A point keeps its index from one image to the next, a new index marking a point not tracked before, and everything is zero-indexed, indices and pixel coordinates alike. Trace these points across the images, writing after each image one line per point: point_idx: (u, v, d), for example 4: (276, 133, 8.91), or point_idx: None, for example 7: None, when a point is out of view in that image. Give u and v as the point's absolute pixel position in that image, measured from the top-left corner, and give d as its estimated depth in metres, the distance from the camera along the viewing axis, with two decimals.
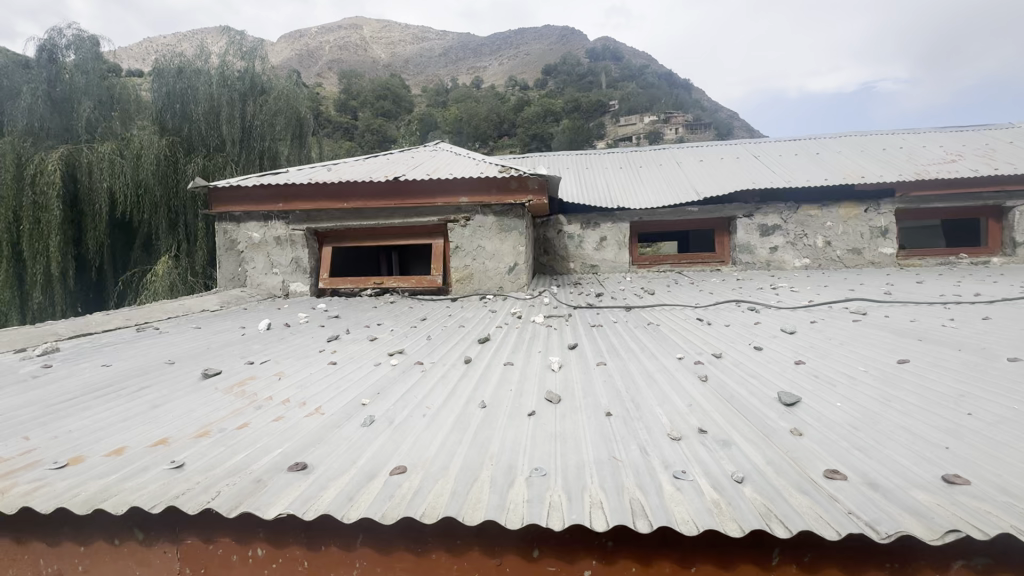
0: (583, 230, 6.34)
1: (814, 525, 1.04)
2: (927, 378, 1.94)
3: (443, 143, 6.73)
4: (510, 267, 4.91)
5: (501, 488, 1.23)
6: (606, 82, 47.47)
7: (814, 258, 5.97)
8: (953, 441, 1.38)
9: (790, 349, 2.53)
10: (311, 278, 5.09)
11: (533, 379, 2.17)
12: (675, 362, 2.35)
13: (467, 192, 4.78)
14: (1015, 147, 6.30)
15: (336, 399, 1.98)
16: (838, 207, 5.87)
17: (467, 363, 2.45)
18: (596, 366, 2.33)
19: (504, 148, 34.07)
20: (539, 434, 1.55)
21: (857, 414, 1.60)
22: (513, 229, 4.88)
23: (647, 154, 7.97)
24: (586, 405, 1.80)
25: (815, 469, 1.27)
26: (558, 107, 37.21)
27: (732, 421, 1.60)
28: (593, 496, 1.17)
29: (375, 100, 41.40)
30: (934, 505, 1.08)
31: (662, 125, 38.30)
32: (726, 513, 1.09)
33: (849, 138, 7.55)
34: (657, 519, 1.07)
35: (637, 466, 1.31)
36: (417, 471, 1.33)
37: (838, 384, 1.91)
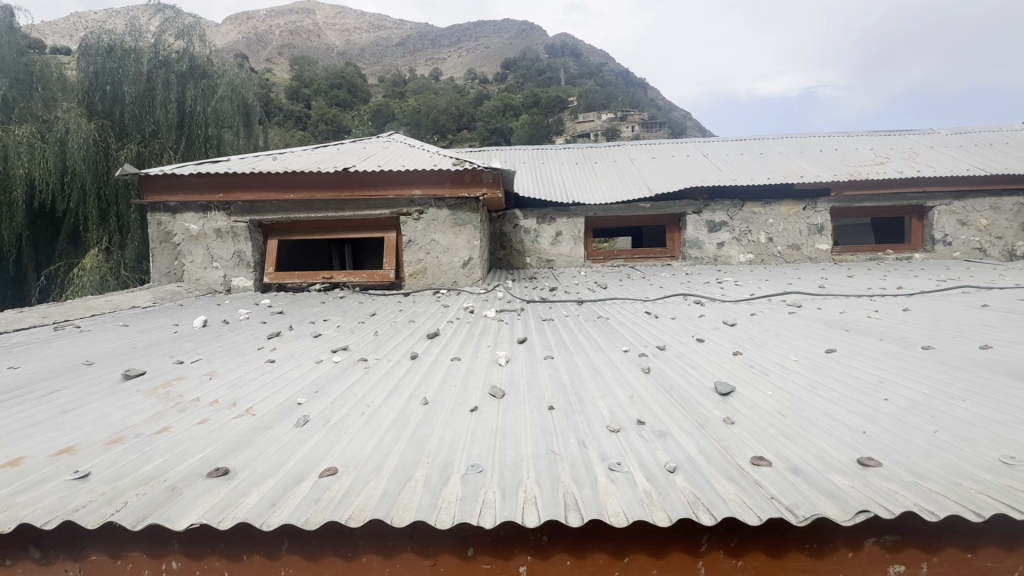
0: (538, 224, 6.36)
1: (738, 511, 1.06)
2: (851, 366, 2.05)
3: (397, 134, 6.56)
4: (464, 261, 4.86)
5: (434, 487, 1.19)
6: (565, 78, 47.79)
7: (758, 254, 6.24)
8: (870, 425, 1.46)
9: (730, 340, 2.62)
10: (255, 273, 4.85)
11: (479, 374, 2.14)
12: (619, 355, 2.38)
13: (420, 184, 4.66)
14: (935, 151, 6.81)
15: (270, 399, 1.88)
16: (780, 205, 6.15)
17: (413, 358, 2.39)
18: (542, 360, 2.33)
19: (463, 142, 33.78)
20: (480, 430, 1.53)
21: (785, 402, 1.67)
22: (466, 223, 4.83)
23: (603, 150, 8.08)
24: (529, 400, 1.79)
25: (742, 456, 1.30)
26: (517, 103, 37.26)
27: (669, 412, 1.63)
28: (527, 492, 1.16)
29: (329, 89, 40.05)
30: (849, 487, 1.13)
31: (619, 123, 38.99)
32: (656, 503, 1.10)
33: (790, 140, 7.93)
34: (588, 512, 1.07)
35: (574, 459, 1.30)
36: (348, 472, 1.28)
37: (771, 373, 1.99)
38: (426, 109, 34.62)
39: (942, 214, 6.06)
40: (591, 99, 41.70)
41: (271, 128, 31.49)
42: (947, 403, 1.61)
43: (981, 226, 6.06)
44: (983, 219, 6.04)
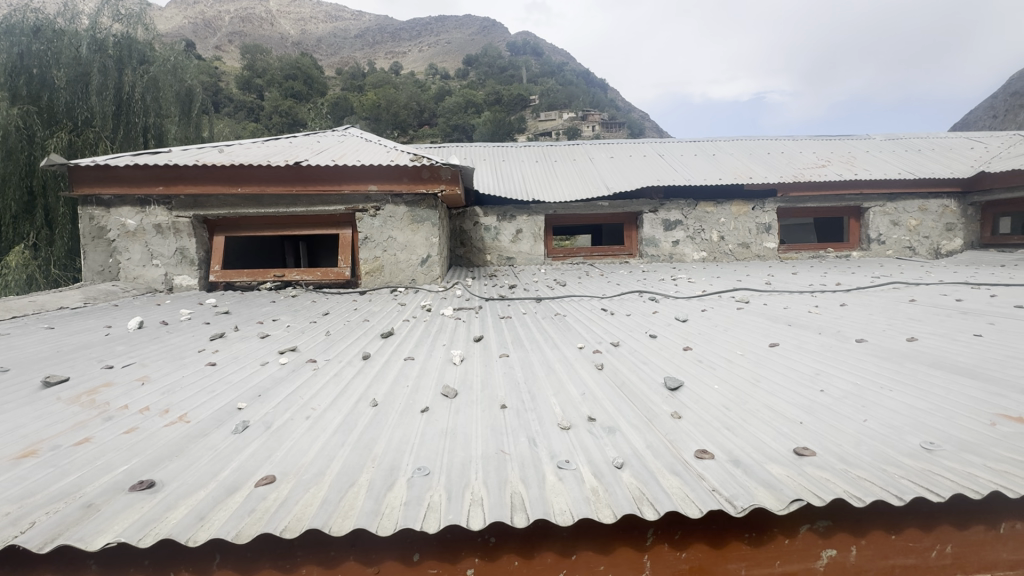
0: (499, 222, 6.33)
1: (680, 504, 1.08)
2: (792, 359, 2.15)
3: (353, 128, 6.37)
4: (423, 259, 4.78)
5: (378, 492, 1.15)
6: (527, 76, 47.90)
7: (711, 251, 6.46)
8: (806, 416, 1.53)
9: (681, 336, 2.68)
10: (199, 271, 4.59)
11: (433, 374, 2.10)
12: (574, 352, 2.40)
13: (376, 180, 4.53)
14: (871, 155, 7.24)
15: (207, 404, 1.78)
16: (730, 205, 6.39)
17: (364, 359, 2.32)
18: (498, 358, 2.31)
19: (425, 138, 33.40)
20: (429, 431, 1.50)
21: (730, 395, 1.73)
22: (424, 220, 4.75)
23: (563, 148, 8.13)
24: (482, 399, 1.77)
25: (687, 450, 1.33)
26: (479, 99, 37.07)
27: (620, 408, 1.65)
28: (474, 494, 1.14)
29: (283, 80, 38.60)
30: (784, 477, 1.17)
31: (579, 122, 39.49)
32: (603, 500, 1.11)
33: (740, 142, 8.24)
34: (534, 512, 1.06)
35: (523, 458, 1.29)
36: (288, 480, 1.22)
37: (718, 368, 2.05)
38: (386, 103, 33.93)
39: (877, 215, 6.46)
40: (553, 99, 42.05)
41: (221, 118, 30.08)
42: (876, 393, 1.70)
43: (910, 227, 6.50)
44: (913, 220, 6.48)
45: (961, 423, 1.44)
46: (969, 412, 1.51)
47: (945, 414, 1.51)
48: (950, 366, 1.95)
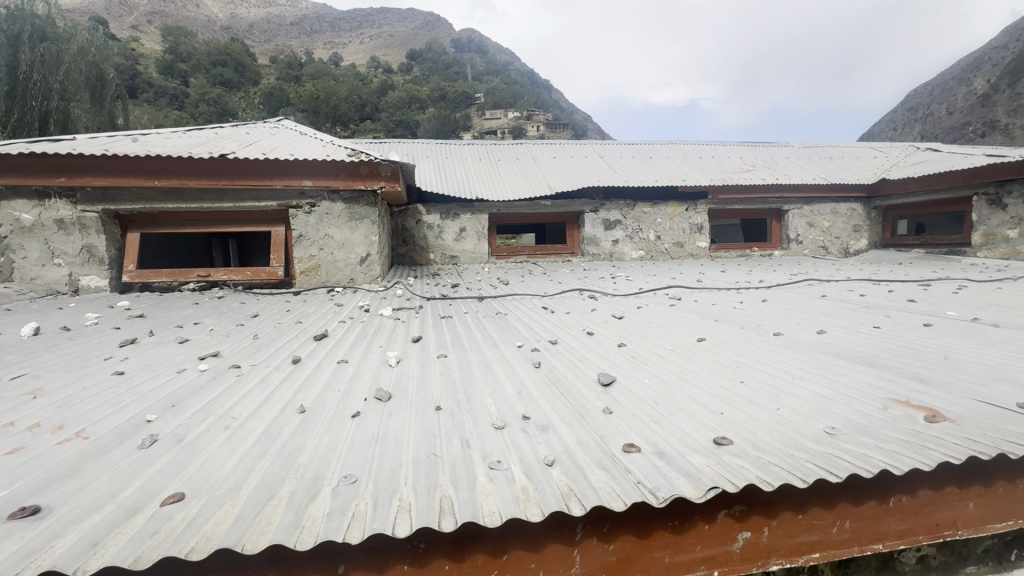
0: (442, 220, 6.25)
1: (606, 499, 1.11)
2: (716, 353, 2.26)
3: (286, 120, 6.06)
4: (362, 258, 4.63)
5: (300, 504, 1.10)
6: (472, 73, 47.64)
7: (648, 250, 6.71)
8: (726, 407, 1.62)
9: (616, 333, 2.76)
10: (110, 271, 4.19)
11: (367, 377, 2.03)
12: (513, 350, 2.41)
13: (311, 175, 4.32)
14: (790, 161, 7.82)
15: (111, 417, 1.62)
16: (666, 206, 6.67)
17: (294, 363, 2.21)
18: (435, 359, 2.28)
19: (367, 133, 32.46)
20: (359, 437, 1.44)
21: (659, 389, 1.80)
22: (363, 217, 4.61)
23: (507, 147, 8.17)
24: (416, 402, 1.73)
25: (615, 444, 1.37)
26: (422, 95, 36.43)
27: (554, 405, 1.67)
28: (401, 500, 1.11)
29: (210, 65, 36.13)
30: (703, 466, 1.23)
31: (524, 121, 39.77)
32: (532, 499, 1.12)
33: (675, 145, 8.64)
34: (462, 515, 1.06)
35: (455, 460, 1.28)
36: (199, 496, 1.14)
37: (650, 363, 2.13)
38: (325, 95, 32.61)
39: (795, 216, 6.97)
40: (497, 98, 42.13)
41: (138, 104, 27.62)
42: (790, 383, 1.83)
43: (824, 228, 7.05)
44: (826, 222, 7.04)
45: (859, 408, 1.58)
46: (866, 398, 1.65)
47: (845, 400, 1.65)
48: (852, 356, 2.14)
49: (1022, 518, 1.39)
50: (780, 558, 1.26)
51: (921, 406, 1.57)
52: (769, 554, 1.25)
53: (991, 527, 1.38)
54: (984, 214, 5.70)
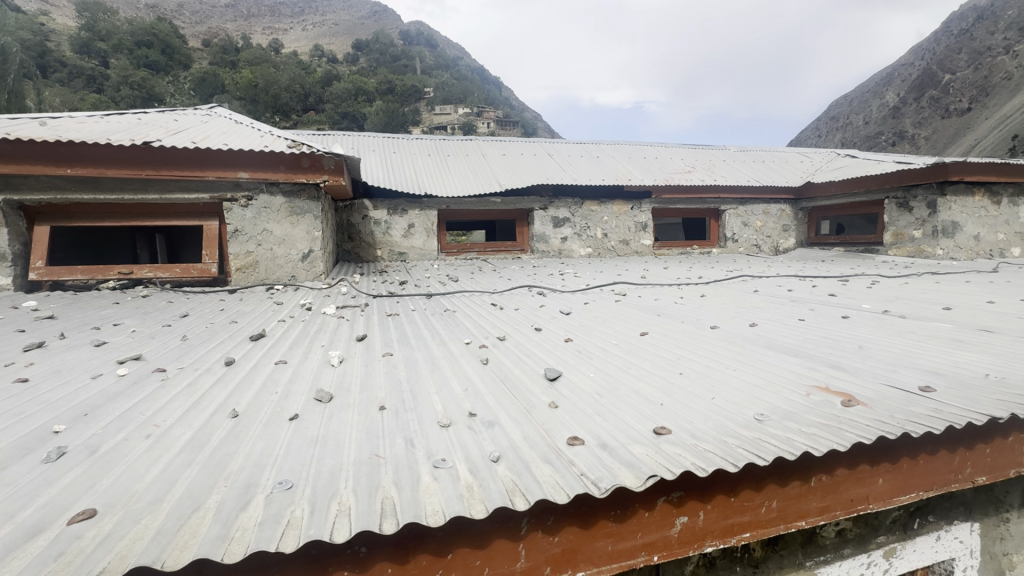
0: (389, 216, 6.10)
1: (550, 492, 1.12)
2: (659, 346, 2.35)
3: (220, 107, 5.68)
4: (304, 254, 4.44)
5: (229, 514, 1.04)
6: (421, 66, 46.77)
7: (595, 247, 6.85)
8: (666, 398, 1.68)
9: (563, 328, 2.80)
10: (14, 268, 3.75)
11: (307, 378, 1.95)
12: (461, 347, 2.39)
13: (248, 167, 4.08)
14: (727, 164, 8.24)
15: (9, 430, 1.46)
16: (612, 205, 6.84)
17: (226, 365, 2.08)
18: (380, 358, 2.21)
19: (310, 124, 31.15)
20: (296, 441, 1.38)
21: (603, 382, 1.84)
22: (305, 212, 4.43)
23: (456, 143, 8.08)
24: (358, 402, 1.68)
25: (560, 438, 1.39)
26: (369, 87, 35.36)
27: (501, 401, 1.67)
28: (340, 504, 1.07)
29: (133, 46, 33.37)
30: (644, 456, 1.27)
31: (474, 118, 39.57)
32: (476, 496, 1.11)
33: (621, 146, 8.88)
34: (404, 516, 1.03)
35: (398, 461, 1.26)
36: (114, 512, 1.05)
37: (595, 357, 2.18)
38: (264, 83, 30.96)
39: (731, 216, 7.34)
40: (447, 93, 41.60)
41: (49, 85, 25.07)
42: (724, 373, 1.93)
43: (757, 227, 7.47)
44: (759, 221, 7.46)
45: (785, 395, 1.68)
46: (791, 386, 1.77)
47: (774, 388, 1.76)
48: (781, 347, 2.29)
49: (923, 489, 1.54)
50: (715, 540, 1.32)
51: (839, 391, 1.70)
52: (704, 536, 1.31)
53: (898, 499, 1.52)
54: (894, 216, 6.26)
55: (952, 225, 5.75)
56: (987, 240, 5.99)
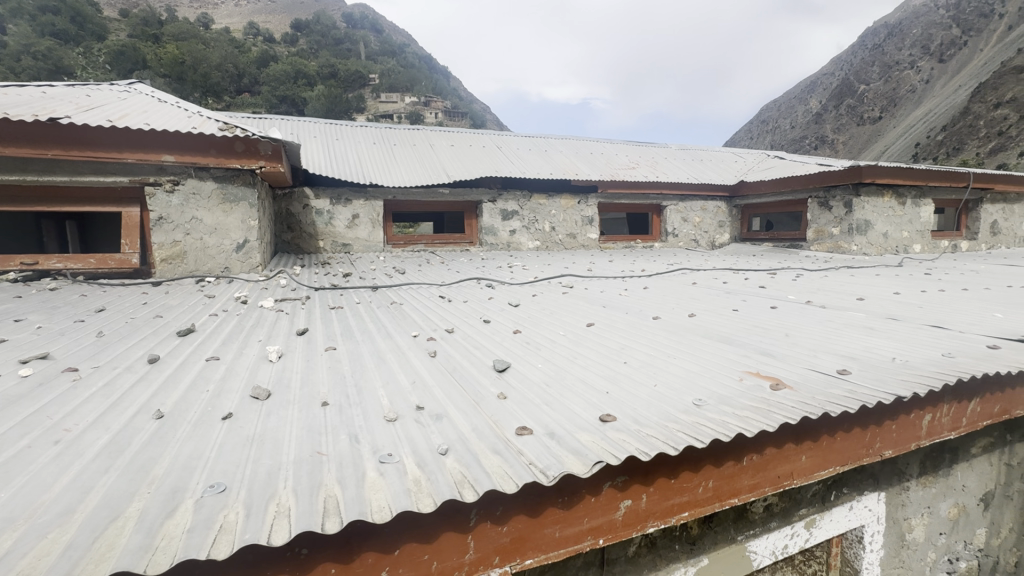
0: (332, 205, 5.86)
1: (498, 482, 1.12)
2: (604, 336, 2.42)
3: (140, 83, 5.21)
4: (238, 244, 4.19)
5: (153, 522, 0.96)
6: (365, 52, 45.19)
7: (544, 241, 6.92)
8: (611, 386, 1.72)
9: (511, 320, 2.81)
10: None
11: (242, 375, 1.83)
12: (408, 340, 2.34)
13: (173, 149, 3.77)
14: (669, 162, 8.57)
15: None
16: (560, 198, 6.93)
17: (150, 363, 1.92)
18: (323, 352, 2.12)
19: (244, 107, 29.28)
20: (230, 441, 1.30)
21: (551, 373, 1.87)
22: (239, 199, 4.17)
23: (402, 132, 7.87)
24: (299, 398, 1.60)
25: (509, 428, 1.40)
26: (310, 70, 33.73)
27: (449, 393, 1.65)
28: (279, 506, 1.02)
29: (36, 12, 29.94)
30: (590, 443, 1.30)
31: (421, 108, 38.76)
32: (424, 490, 1.09)
33: (568, 141, 9.01)
34: (348, 514, 1.00)
35: (342, 458, 1.21)
36: (15, 528, 0.94)
37: (543, 348, 2.21)
38: (193, 61, 28.77)
39: (672, 212, 7.63)
40: (393, 80, 40.44)
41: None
42: (665, 361, 2.01)
43: (695, 223, 7.79)
44: (697, 217, 7.79)
45: (721, 380, 1.78)
46: (726, 372, 1.87)
47: (711, 374, 1.85)
48: (716, 335, 2.42)
49: (840, 464, 1.69)
50: (656, 520, 1.38)
51: (768, 376, 1.82)
52: (647, 518, 1.36)
53: (819, 474, 1.65)
54: (816, 214, 6.77)
55: (865, 223, 6.28)
56: (894, 237, 6.59)
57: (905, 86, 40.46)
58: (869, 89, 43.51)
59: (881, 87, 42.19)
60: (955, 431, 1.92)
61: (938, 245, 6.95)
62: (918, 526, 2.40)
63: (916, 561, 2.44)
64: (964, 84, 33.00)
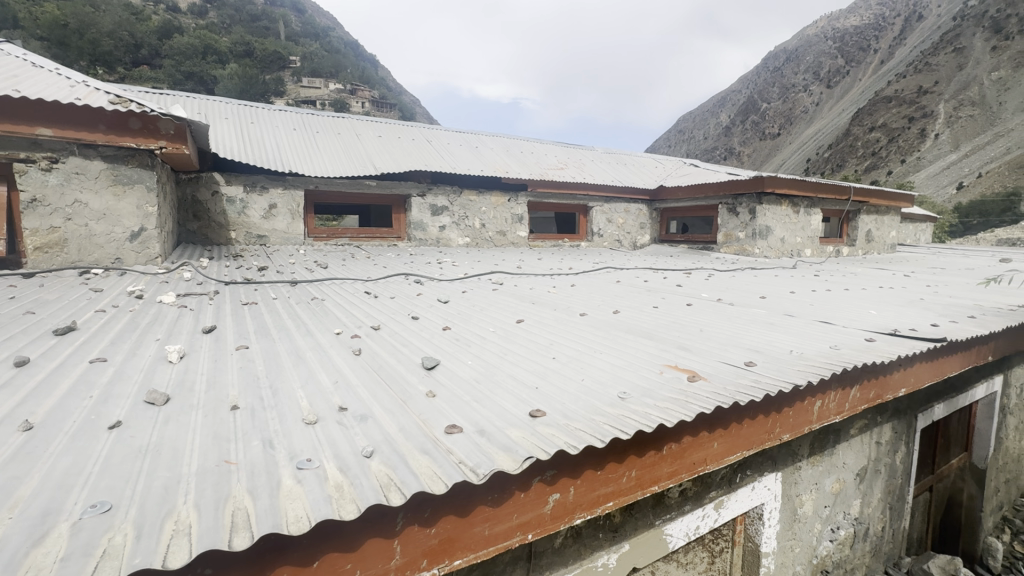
0: (246, 193, 5.43)
1: (427, 483, 1.09)
2: (534, 332, 2.44)
3: (7, 41, 4.48)
4: (133, 232, 3.74)
5: (14, 553, 0.82)
6: (284, 32, 42.41)
7: (473, 237, 6.88)
8: (540, 381, 1.74)
9: (440, 317, 2.76)
10: None
11: (134, 378, 1.63)
12: (330, 338, 2.21)
13: (51, 122, 3.28)
14: (595, 164, 8.86)
15: None
16: (490, 196, 6.93)
17: (16, 366, 1.65)
18: (233, 352, 1.95)
19: (142, 81, 26.30)
20: (117, 452, 1.15)
21: (481, 369, 1.85)
22: (133, 182, 3.73)
23: (326, 119, 7.47)
24: (203, 403, 1.45)
25: (438, 427, 1.36)
26: (221, 46, 31.04)
27: (374, 392, 1.58)
28: (178, 523, 0.91)
29: None
30: (520, 439, 1.30)
31: (346, 96, 37.10)
32: (347, 496, 1.03)
33: (499, 138, 9.03)
34: (260, 527, 0.91)
35: (254, 466, 1.12)
36: None
37: (473, 345, 2.18)
38: (77, 24, 25.39)
39: (598, 213, 7.88)
40: (316, 64, 38.26)
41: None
42: (592, 356, 2.07)
43: (619, 223, 8.12)
44: (620, 219, 8.11)
45: (643, 373, 1.86)
46: (649, 365, 1.96)
47: (634, 367, 1.93)
48: (639, 331, 2.53)
49: (746, 448, 1.83)
50: (583, 512, 1.41)
51: (686, 368, 1.93)
52: (574, 510, 1.39)
53: (728, 458, 1.78)
54: (726, 219, 7.32)
55: (766, 229, 6.87)
56: (790, 242, 7.29)
57: (799, 107, 45.04)
58: (770, 107, 47.89)
59: (780, 106, 46.60)
60: (841, 415, 2.15)
61: (825, 250, 7.79)
62: (808, 501, 2.67)
63: (806, 533, 2.71)
64: (847, 109, 37.39)
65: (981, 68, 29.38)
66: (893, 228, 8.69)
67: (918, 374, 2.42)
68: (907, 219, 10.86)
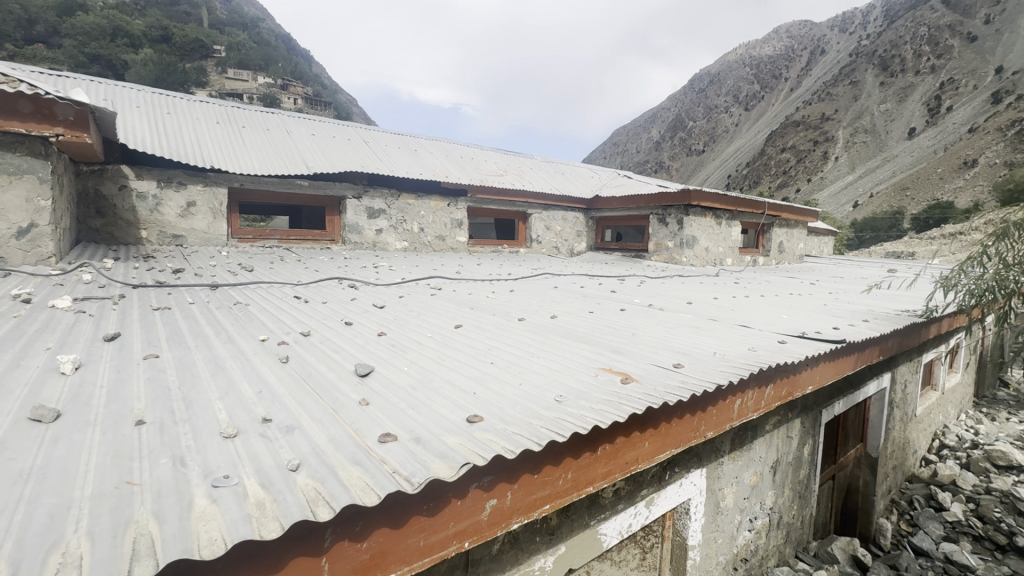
0: (159, 189, 5.01)
1: (358, 496, 1.04)
2: (472, 338, 2.42)
3: None
4: (20, 228, 3.26)
5: None
6: (207, 19, 39.70)
7: (411, 242, 6.74)
8: (478, 387, 1.73)
9: (376, 322, 2.67)
10: None
11: (16, 392, 1.43)
12: (254, 345, 2.06)
13: None
14: (534, 172, 9.01)
15: None
16: (430, 200, 6.84)
17: None
18: (140, 362, 1.76)
19: (35, 61, 23.52)
20: None
21: (417, 376, 1.81)
22: (22, 172, 3.30)
23: (254, 113, 7.04)
24: (101, 419, 1.30)
25: (371, 437, 1.31)
26: (133, 29, 28.48)
27: (302, 402, 1.50)
28: (66, 556, 0.81)
29: None
30: (457, 445, 1.28)
31: (276, 91, 35.26)
32: (269, 513, 0.96)
33: (438, 142, 8.96)
34: (168, 553, 0.83)
35: (162, 486, 1.01)
36: None
37: (409, 351, 2.13)
38: None
39: (536, 220, 8.00)
40: (243, 55, 36.10)
41: None
42: (529, 360, 2.09)
43: (557, 231, 8.29)
44: (558, 226, 8.28)
45: (579, 377, 1.90)
46: (584, 369, 2.01)
47: (570, 371, 1.97)
48: (575, 335, 2.59)
49: (675, 447, 1.91)
50: (519, 516, 1.41)
51: (619, 371, 2.00)
52: (511, 515, 1.39)
53: (658, 457, 1.85)
54: (656, 228, 7.69)
55: (691, 238, 7.30)
56: (713, 251, 7.78)
57: (721, 126, 48.46)
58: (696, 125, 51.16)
59: (705, 124, 49.90)
60: (758, 412, 2.31)
61: (743, 259, 8.40)
62: (730, 494, 2.85)
63: (727, 524, 2.88)
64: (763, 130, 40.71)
65: (872, 100, 33.10)
66: (801, 240, 9.54)
67: (822, 373, 2.66)
68: (812, 232, 11.96)
